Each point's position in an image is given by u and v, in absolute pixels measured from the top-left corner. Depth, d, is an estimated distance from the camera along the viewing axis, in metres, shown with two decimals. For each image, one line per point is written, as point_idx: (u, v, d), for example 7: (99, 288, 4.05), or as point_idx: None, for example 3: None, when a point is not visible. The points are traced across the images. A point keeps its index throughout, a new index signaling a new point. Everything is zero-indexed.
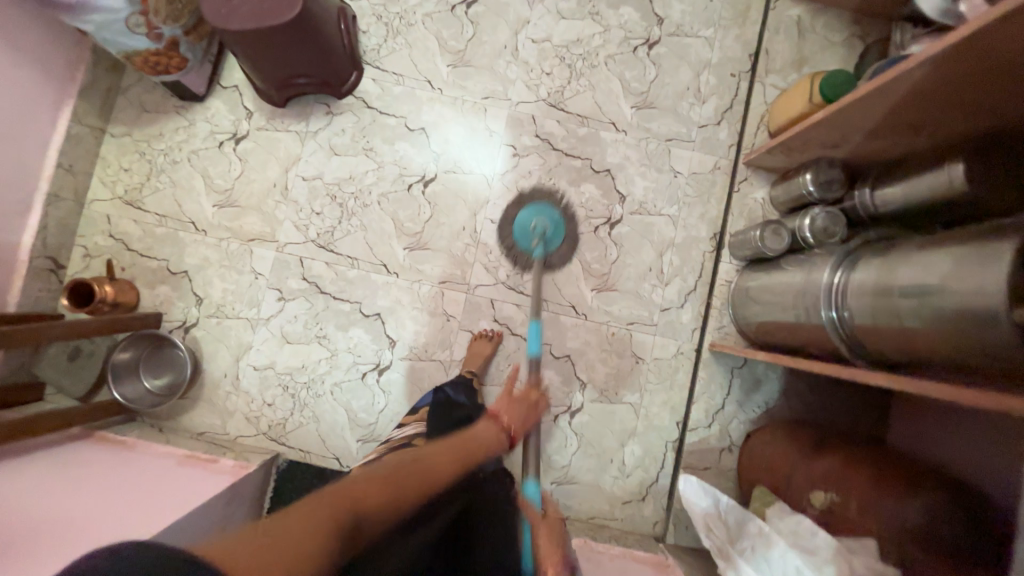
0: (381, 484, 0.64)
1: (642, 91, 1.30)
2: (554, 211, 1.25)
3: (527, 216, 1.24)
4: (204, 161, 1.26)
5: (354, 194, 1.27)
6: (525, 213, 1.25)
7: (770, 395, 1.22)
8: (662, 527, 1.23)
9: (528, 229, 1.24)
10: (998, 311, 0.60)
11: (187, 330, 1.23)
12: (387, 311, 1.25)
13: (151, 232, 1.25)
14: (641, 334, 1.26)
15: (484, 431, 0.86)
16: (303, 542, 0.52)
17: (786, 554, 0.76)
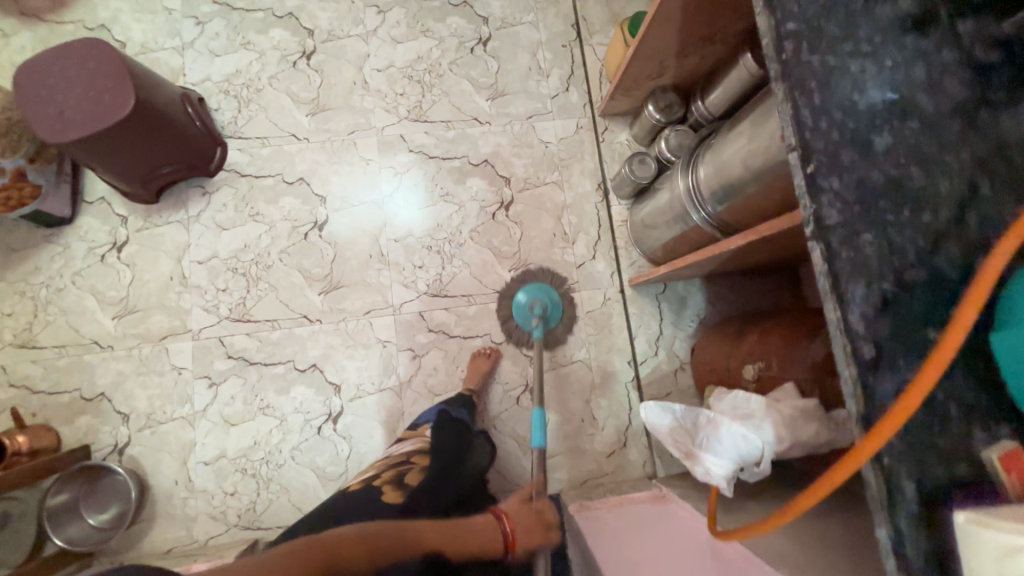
0: (359, 543, 0.62)
1: (491, 83, 1.40)
2: (553, 292, 1.28)
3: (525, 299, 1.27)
4: (90, 279, 1.23)
5: (254, 259, 1.27)
6: (522, 295, 1.27)
7: (698, 307, 1.30)
8: (651, 465, 1.25)
9: (528, 310, 1.26)
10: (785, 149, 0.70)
11: (121, 452, 1.17)
12: (322, 359, 1.24)
13: (53, 367, 1.19)
14: (567, 294, 1.31)
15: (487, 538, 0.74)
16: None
17: (731, 427, 0.80)
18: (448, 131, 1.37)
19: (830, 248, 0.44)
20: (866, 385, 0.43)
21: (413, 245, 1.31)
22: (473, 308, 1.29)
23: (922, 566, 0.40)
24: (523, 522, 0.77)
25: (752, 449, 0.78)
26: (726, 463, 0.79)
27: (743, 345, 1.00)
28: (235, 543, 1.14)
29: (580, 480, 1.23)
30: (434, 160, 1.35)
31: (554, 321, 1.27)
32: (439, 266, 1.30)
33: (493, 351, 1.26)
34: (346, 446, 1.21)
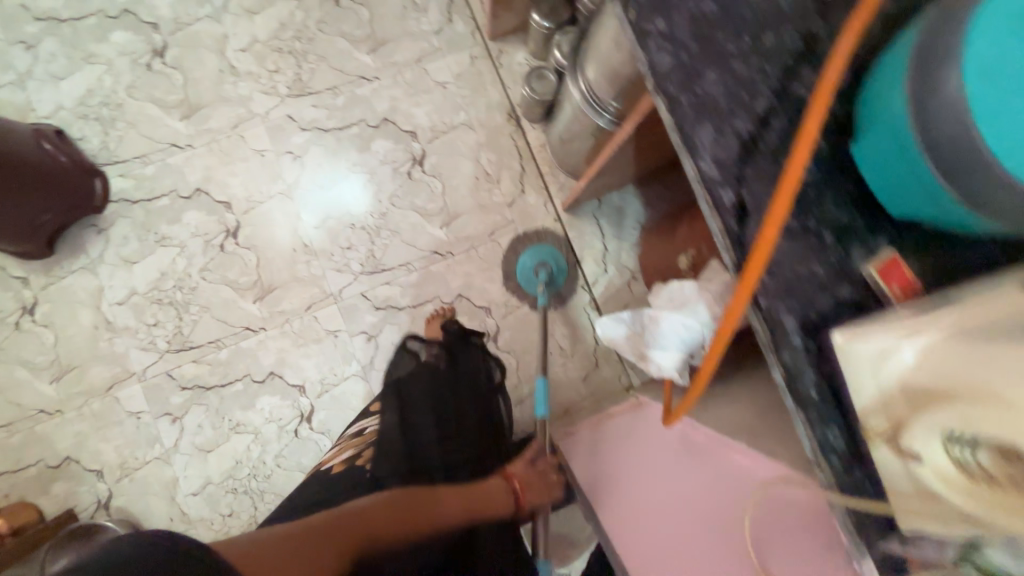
0: (385, 509, 0.72)
1: (368, 34, 1.29)
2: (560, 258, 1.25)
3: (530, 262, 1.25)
4: (12, 350, 1.17)
5: (176, 285, 1.21)
6: (525, 258, 1.25)
7: (637, 213, 1.27)
8: (627, 377, 1.27)
9: (531, 274, 1.25)
10: None
11: (107, 506, 1.16)
12: (277, 365, 1.21)
13: (8, 446, 1.15)
14: (505, 235, 1.28)
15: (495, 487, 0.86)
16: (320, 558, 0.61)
17: (672, 319, 0.80)
18: (337, 98, 1.27)
19: (670, 98, 0.41)
20: (733, 230, 0.41)
21: (335, 227, 1.25)
22: (415, 275, 1.26)
23: (817, 396, 0.40)
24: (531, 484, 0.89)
25: (693, 335, 0.78)
26: (674, 355, 0.79)
27: (678, 238, 0.98)
28: None
29: (562, 409, 1.25)
30: (332, 133, 1.27)
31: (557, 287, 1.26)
32: (368, 242, 1.25)
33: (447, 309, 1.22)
34: (327, 441, 1.20)
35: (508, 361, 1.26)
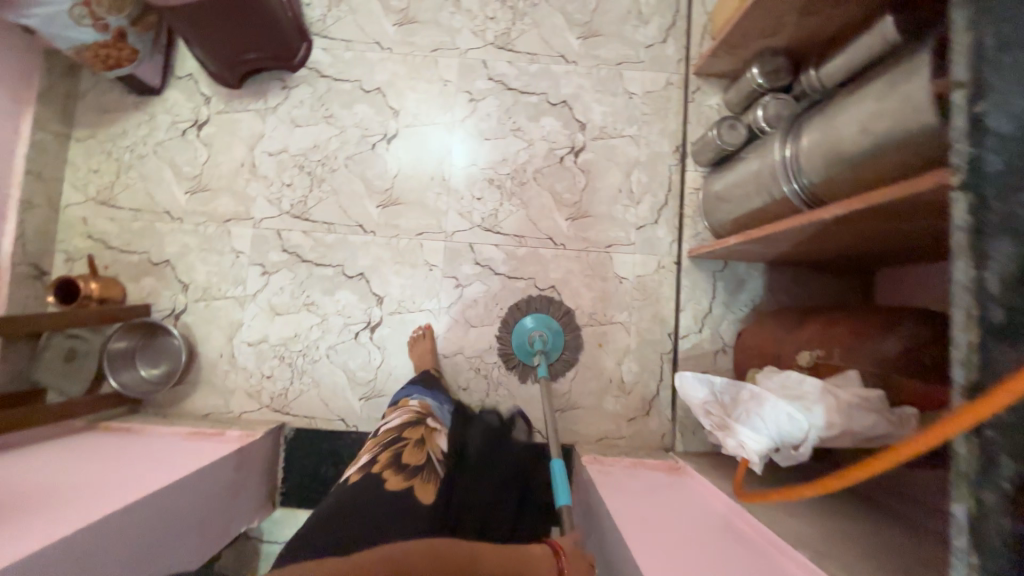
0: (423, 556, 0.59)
1: (585, 21, 1.32)
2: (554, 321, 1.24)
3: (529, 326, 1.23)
4: (170, 152, 1.28)
5: (321, 161, 1.29)
6: (528, 322, 1.23)
7: (754, 292, 1.24)
8: (670, 438, 1.23)
9: (528, 343, 1.22)
10: (930, 130, 0.61)
11: (177, 317, 1.25)
12: (369, 270, 1.27)
13: (128, 227, 1.26)
14: (621, 254, 1.28)
15: (538, 557, 0.69)
16: None
17: (776, 404, 0.77)
18: (532, 65, 1.32)
19: (980, 201, 0.42)
20: (992, 346, 0.41)
21: (475, 174, 1.29)
22: (523, 250, 1.28)
23: (1000, 545, 0.40)
24: (576, 569, 0.71)
25: (795, 429, 0.75)
26: (764, 439, 0.77)
27: (802, 333, 0.94)
28: (265, 422, 1.22)
29: (596, 437, 1.24)
30: (512, 92, 1.31)
31: (554, 352, 1.23)
32: (497, 201, 1.29)
33: (427, 330, 1.23)
34: (378, 356, 1.25)
35: (568, 369, 1.25)
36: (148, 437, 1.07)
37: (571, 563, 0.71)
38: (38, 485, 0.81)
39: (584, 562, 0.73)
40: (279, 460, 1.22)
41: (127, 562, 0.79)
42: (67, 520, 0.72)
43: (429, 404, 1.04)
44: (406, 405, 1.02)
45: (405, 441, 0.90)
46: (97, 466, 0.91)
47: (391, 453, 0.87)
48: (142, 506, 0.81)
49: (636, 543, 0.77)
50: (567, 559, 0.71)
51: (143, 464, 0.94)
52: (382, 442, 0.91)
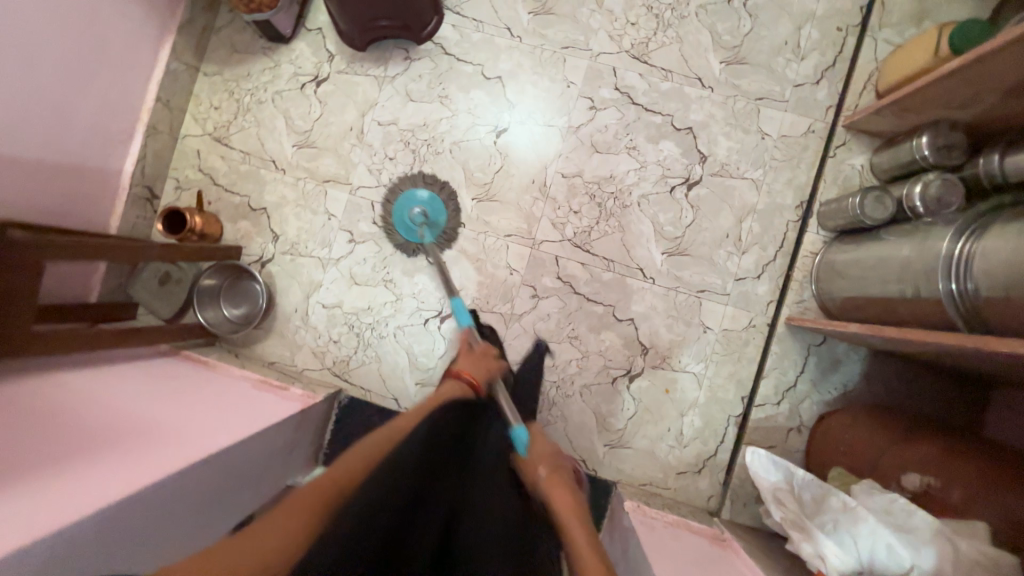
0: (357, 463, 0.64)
1: (735, 44, 1.21)
2: (423, 192, 1.23)
3: (403, 207, 1.22)
4: (286, 102, 1.29)
5: (427, 140, 1.26)
6: (400, 203, 1.22)
7: (849, 377, 1.14)
8: (717, 502, 1.18)
9: (410, 220, 1.21)
10: None
11: (263, 265, 1.28)
12: (451, 261, 1.25)
13: (235, 169, 1.30)
14: (711, 302, 1.20)
15: (447, 390, 0.91)
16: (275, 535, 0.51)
17: (876, 530, 0.72)
18: (664, 82, 1.22)
19: None
20: None
21: (578, 186, 1.23)
22: (610, 275, 1.22)
23: None
24: (468, 367, 0.97)
25: (892, 563, 0.69)
26: (850, 559, 0.72)
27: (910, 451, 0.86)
28: (324, 384, 1.25)
29: (640, 481, 1.20)
30: (636, 108, 1.23)
31: (438, 219, 1.22)
32: (594, 219, 1.23)
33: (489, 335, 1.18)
34: (442, 347, 1.25)
35: (627, 405, 1.21)
36: (213, 377, 1.11)
37: (470, 370, 0.96)
38: (119, 413, 0.84)
39: (474, 362, 0.99)
40: (330, 423, 1.26)
41: (192, 509, 0.83)
42: (149, 470, 0.75)
43: None
44: None
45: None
46: (172, 399, 0.94)
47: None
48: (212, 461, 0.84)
49: None
50: (467, 374, 0.95)
51: (211, 407, 0.97)
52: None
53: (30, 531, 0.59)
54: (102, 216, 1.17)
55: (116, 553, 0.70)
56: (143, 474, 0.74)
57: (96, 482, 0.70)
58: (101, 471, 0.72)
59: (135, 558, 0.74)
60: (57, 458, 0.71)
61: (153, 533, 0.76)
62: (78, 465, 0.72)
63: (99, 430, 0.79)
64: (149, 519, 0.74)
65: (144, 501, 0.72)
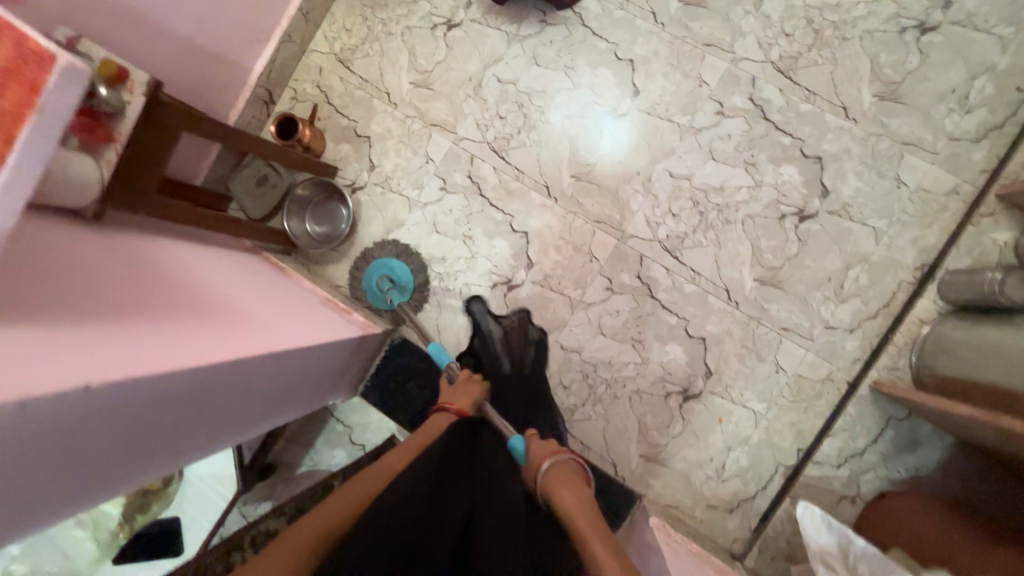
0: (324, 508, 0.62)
1: (895, 80, 1.11)
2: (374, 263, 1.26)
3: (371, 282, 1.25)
4: (415, 40, 1.29)
5: (541, 108, 1.24)
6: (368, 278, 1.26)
7: (925, 461, 1.05)
8: (742, 547, 1.12)
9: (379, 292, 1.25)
10: None
11: (353, 191, 1.31)
12: (534, 233, 1.23)
13: (351, 92, 1.32)
14: (793, 343, 1.13)
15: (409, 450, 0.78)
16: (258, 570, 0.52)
17: None
18: (804, 103, 1.14)
19: None
20: None
21: (683, 190, 1.18)
22: (692, 288, 1.17)
23: None
24: (457, 396, 0.93)
25: None
26: None
27: (994, 559, 0.77)
28: (382, 319, 1.27)
29: (666, 502, 1.15)
30: (767, 123, 1.15)
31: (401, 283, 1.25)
32: (691, 226, 1.17)
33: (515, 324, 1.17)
34: (502, 314, 1.24)
35: (674, 423, 1.16)
36: (285, 283, 1.14)
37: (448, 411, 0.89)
38: (213, 287, 0.86)
39: (457, 386, 0.95)
40: (376, 359, 1.27)
41: (259, 392, 0.84)
42: (247, 344, 0.76)
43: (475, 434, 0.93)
44: None
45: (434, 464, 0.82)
46: (254, 291, 0.96)
47: None
48: (291, 356, 0.85)
49: None
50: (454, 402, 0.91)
51: (286, 308, 0.99)
52: None
53: (151, 359, 0.60)
54: (226, 107, 1.21)
55: (197, 408, 0.70)
56: (242, 346, 0.75)
57: (196, 337, 0.70)
58: (205, 331, 0.73)
59: (210, 417, 0.75)
60: (164, 306, 0.72)
61: (230, 400, 0.77)
62: (181, 318, 0.72)
63: (197, 295, 0.80)
64: (230, 388, 0.75)
65: (237, 369, 0.73)
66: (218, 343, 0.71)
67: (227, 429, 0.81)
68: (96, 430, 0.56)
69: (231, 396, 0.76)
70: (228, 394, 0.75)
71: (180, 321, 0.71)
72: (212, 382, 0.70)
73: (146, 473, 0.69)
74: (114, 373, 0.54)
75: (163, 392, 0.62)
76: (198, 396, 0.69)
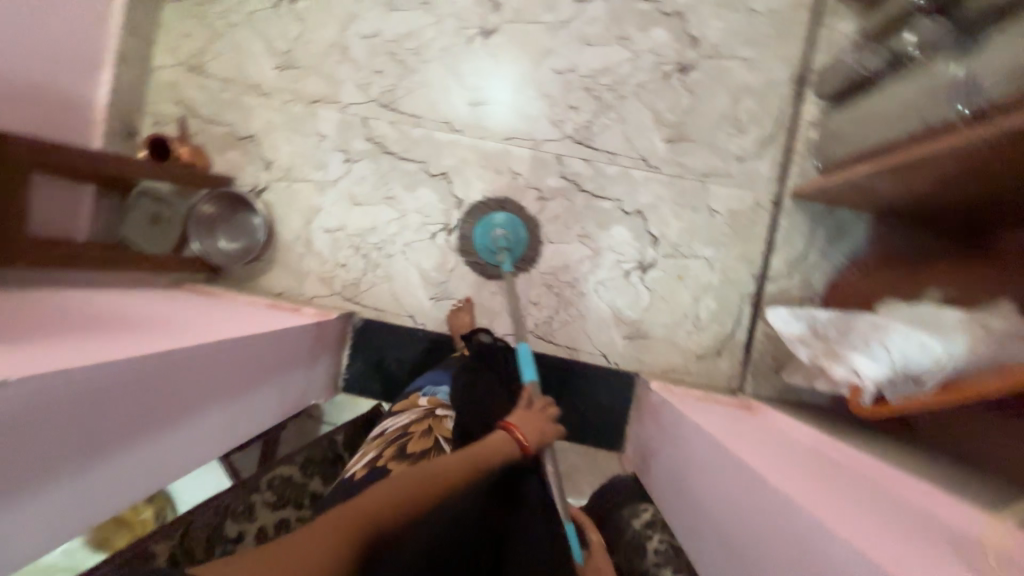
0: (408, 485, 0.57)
1: None
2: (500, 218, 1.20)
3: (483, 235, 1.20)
4: (262, 23, 1.23)
5: (415, 50, 1.22)
6: (480, 233, 1.20)
7: (856, 242, 1.16)
8: (739, 380, 1.20)
9: (491, 244, 1.19)
10: None
11: (258, 195, 1.24)
12: (452, 170, 1.22)
13: (215, 98, 1.24)
14: (717, 185, 1.20)
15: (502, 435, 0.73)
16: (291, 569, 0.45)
17: (906, 333, 0.73)
18: None
19: None
20: None
21: (573, 82, 1.21)
22: (614, 169, 1.21)
23: None
24: (529, 421, 0.78)
25: (925, 357, 0.71)
26: (882, 366, 0.73)
27: (928, 278, 0.87)
28: (336, 308, 1.23)
29: (662, 369, 1.21)
30: None
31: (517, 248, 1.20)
32: (592, 113, 1.21)
33: (466, 303, 1.19)
34: (452, 259, 1.23)
35: (642, 297, 1.21)
36: (218, 302, 1.10)
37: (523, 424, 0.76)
38: (133, 312, 0.83)
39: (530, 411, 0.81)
40: (346, 348, 1.23)
41: (218, 388, 0.82)
42: (177, 339, 0.74)
43: (438, 395, 0.98)
44: (416, 401, 0.97)
45: (410, 433, 0.85)
46: (184, 310, 0.94)
47: (397, 448, 0.82)
48: (237, 347, 0.85)
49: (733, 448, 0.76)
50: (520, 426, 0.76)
51: (222, 317, 0.97)
52: (389, 439, 0.86)
53: (73, 357, 0.59)
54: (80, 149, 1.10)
55: (145, 408, 0.68)
56: (173, 340, 0.73)
57: (123, 341, 0.68)
58: (132, 338, 0.71)
59: (170, 419, 0.73)
60: (81, 327, 0.70)
61: (186, 397, 0.75)
62: (104, 332, 0.70)
63: (116, 318, 0.77)
64: (181, 385, 0.73)
65: (179, 362, 0.72)
66: (147, 342, 0.70)
67: (197, 434, 0.79)
68: (36, 435, 0.54)
69: (183, 394, 0.75)
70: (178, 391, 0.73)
71: (103, 334, 0.69)
72: (156, 378, 0.68)
73: (106, 485, 0.66)
74: (33, 370, 0.53)
75: (101, 389, 0.61)
76: (143, 393, 0.67)
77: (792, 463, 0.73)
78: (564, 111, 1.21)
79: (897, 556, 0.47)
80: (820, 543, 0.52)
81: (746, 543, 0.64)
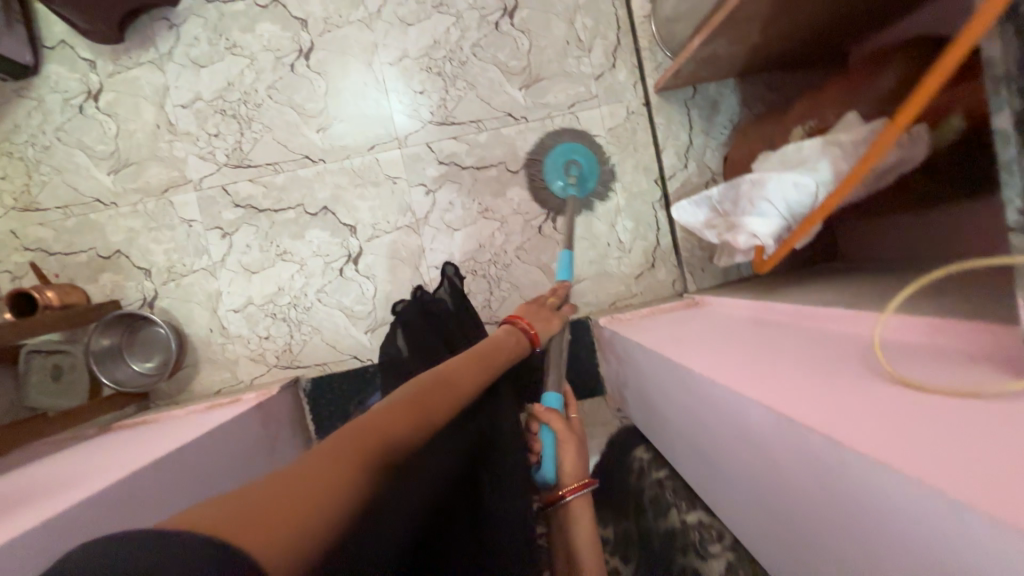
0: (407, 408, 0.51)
1: None
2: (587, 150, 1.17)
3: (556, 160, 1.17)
4: (74, 133, 1.15)
5: (242, 98, 1.16)
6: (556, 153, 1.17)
7: (731, 111, 1.18)
8: (681, 283, 1.22)
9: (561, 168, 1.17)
10: None
11: (151, 305, 1.17)
12: (332, 202, 1.18)
13: (62, 228, 1.15)
14: (586, 110, 1.19)
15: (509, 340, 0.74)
16: (314, 490, 0.38)
17: (781, 180, 0.74)
18: None
19: None
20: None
21: (411, 67, 1.17)
22: (485, 135, 1.19)
23: None
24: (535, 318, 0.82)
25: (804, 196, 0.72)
26: (773, 219, 0.75)
27: (791, 120, 0.89)
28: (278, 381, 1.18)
29: (609, 302, 1.22)
30: None
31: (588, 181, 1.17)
32: (442, 90, 1.18)
33: None
34: (371, 285, 1.20)
35: (563, 244, 1.21)
36: (154, 425, 1.03)
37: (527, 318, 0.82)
38: (50, 476, 0.77)
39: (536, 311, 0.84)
40: (305, 413, 1.19)
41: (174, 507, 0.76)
42: (96, 479, 0.68)
43: None
44: None
45: None
46: (113, 450, 0.88)
47: None
48: (177, 452, 0.80)
49: (672, 351, 0.77)
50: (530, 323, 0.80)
51: (156, 438, 0.91)
52: None
53: None
54: None
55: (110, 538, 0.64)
56: (93, 481, 0.67)
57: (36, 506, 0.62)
58: (62, 491, 0.67)
59: None
60: None
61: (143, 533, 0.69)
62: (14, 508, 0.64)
63: (29, 490, 0.71)
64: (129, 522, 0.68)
65: (111, 501, 0.66)
66: (63, 496, 0.64)
67: None
68: None
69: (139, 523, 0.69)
70: (123, 505, 0.66)
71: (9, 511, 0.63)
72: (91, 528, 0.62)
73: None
74: None
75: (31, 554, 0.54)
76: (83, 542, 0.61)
77: (721, 338, 0.75)
78: (414, 100, 1.18)
79: (797, 391, 0.49)
80: (742, 409, 0.54)
81: (710, 438, 0.65)
